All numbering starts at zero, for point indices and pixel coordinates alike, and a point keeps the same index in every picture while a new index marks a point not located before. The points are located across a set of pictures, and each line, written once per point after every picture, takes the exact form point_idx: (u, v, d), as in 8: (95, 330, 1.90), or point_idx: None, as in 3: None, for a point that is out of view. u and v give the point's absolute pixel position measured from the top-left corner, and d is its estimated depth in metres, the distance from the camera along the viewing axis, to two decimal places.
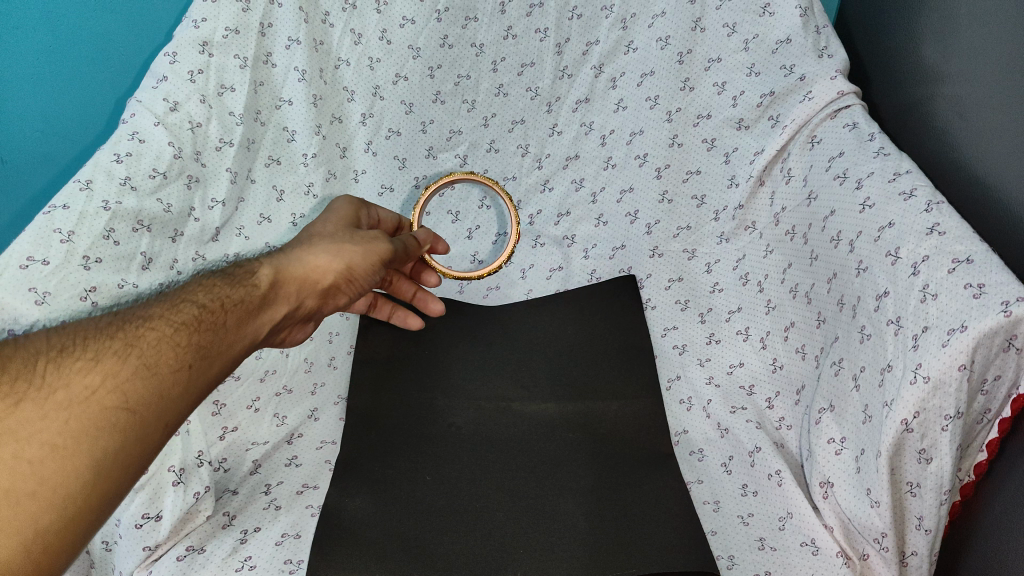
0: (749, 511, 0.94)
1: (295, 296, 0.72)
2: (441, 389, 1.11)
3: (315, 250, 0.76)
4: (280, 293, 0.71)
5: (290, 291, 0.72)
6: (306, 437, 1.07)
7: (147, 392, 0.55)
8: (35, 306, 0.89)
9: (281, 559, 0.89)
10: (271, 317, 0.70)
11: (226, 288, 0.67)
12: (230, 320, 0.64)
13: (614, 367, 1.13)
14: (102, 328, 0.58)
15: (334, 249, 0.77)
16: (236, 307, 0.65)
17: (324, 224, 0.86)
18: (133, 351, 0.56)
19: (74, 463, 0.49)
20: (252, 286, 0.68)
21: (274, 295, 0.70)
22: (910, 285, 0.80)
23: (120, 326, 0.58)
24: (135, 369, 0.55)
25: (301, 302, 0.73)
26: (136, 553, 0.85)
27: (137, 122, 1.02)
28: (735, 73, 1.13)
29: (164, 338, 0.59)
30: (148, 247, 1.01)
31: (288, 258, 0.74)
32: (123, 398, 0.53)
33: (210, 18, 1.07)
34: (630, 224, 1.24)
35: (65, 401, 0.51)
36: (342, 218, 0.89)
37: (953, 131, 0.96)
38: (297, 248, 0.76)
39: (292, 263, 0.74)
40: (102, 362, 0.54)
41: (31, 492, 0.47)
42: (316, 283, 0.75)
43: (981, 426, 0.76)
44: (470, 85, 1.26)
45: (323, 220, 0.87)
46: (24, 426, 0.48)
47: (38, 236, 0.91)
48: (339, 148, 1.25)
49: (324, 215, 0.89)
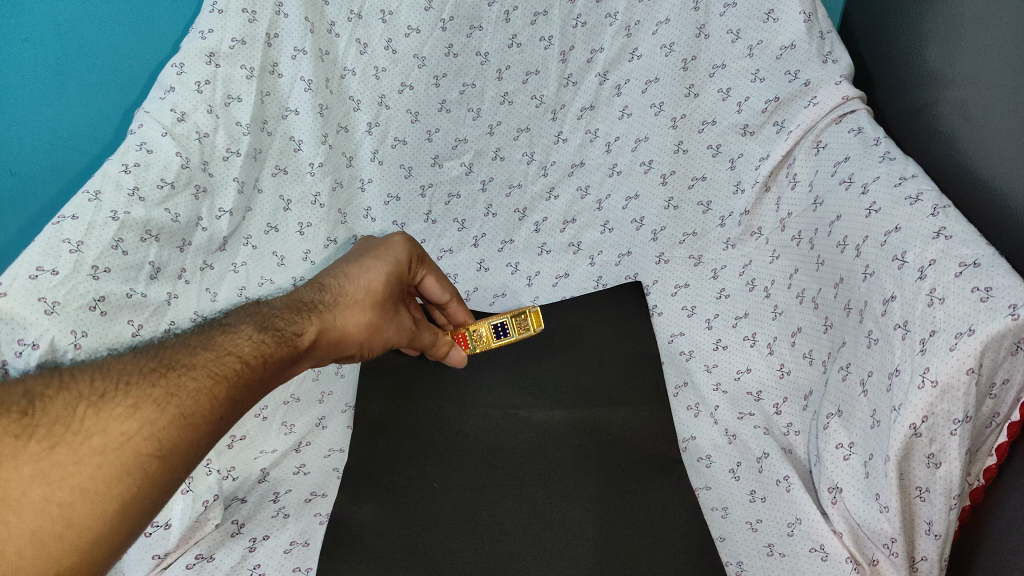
0: (758, 518, 0.94)
1: (322, 354, 0.74)
2: (450, 397, 1.10)
3: (360, 313, 0.76)
4: (313, 351, 0.73)
5: (321, 349, 0.74)
6: (314, 445, 1.06)
7: (181, 441, 0.58)
8: (46, 315, 0.88)
9: (290, 567, 0.91)
10: (297, 368, 0.72)
11: (270, 339, 0.67)
12: (266, 375, 0.66)
13: (619, 373, 1.13)
14: (146, 372, 0.60)
15: (375, 316, 0.78)
16: (275, 362, 0.67)
17: (376, 267, 0.80)
18: (171, 403, 0.59)
19: (102, 507, 0.53)
20: (294, 345, 0.69)
21: (310, 352, 0.72)
22: (917, 289, 0.79)
23: (164, 373, 0.61)
24: (173, 418, 0.58)
25: (324, 358, 0.75)
26: (145, 562, 0.86)
27: (146, 132, 1.02)
28: (739, 79, 1.14)
29: (203, 390, 0.61)
30: (156, 256, 1.02)
31: (331, 315, 0.74)
32: (156, 446, 0.56)
33: (217, 30, 1.08)
34: (636, 230, 1.25)
35: (100, 447, 0.54)
36: (399, 263, 0.83)
37: (958, 135, 0.96)
38: (343, 304, 0.75)
39: (334, 322, 0.74)
40: (141, 410, 0.57)
41: (54, 535, 0.51)
42: (346, 345, 0.76)
43: (990, 431, 0.76)
44: (475, 93, 1.26)
45: (377, 260, 0.81)
46: (56, 470, 0.52)
47: (47, 246, 0.91)
48: (346, 158, 1.26)
49: (381, 252, 0.82)
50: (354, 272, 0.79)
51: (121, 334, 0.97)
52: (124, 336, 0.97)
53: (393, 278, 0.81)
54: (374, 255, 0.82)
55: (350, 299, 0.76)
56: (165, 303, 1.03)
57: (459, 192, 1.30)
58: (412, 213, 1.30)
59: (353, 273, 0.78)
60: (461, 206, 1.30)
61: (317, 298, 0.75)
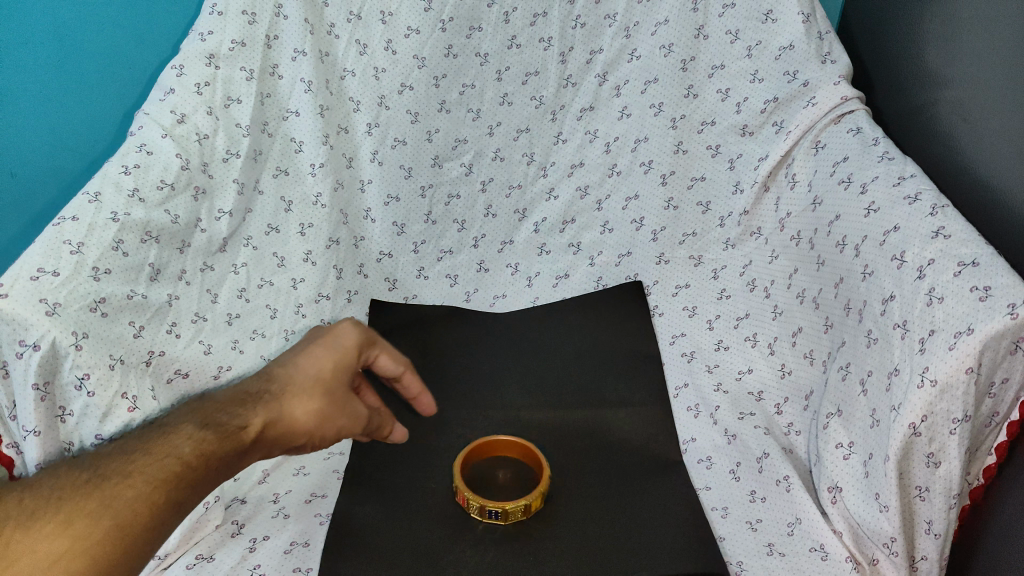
0: (757, 518, 0.92)
1: (270, 449, 0.70)
2: (451, 400, 1.13)
3: (307, 404, 0.71)
4: (258, 446, 0.69)
5: (267, 443, 0.70)
6: (315, 446, 1.05)
7: (116, 552, 0.56)
8: (48, 317, 0.80)
9: (291, 567, 0.86)
10: (242, 465, 0.68)
11: (212, 435, 0.66)
12: (205, 478, 0.64)
13: (617, 375, 1.17)
14: (77, 488, 0.59)
15: (326, 404, 0.72)
16: (215, 464, 0.64)
17: (323, 354, 0.75)
18: (103, 516, 0.57)
19: None
20: (235, 443, 0.66)
21: (253, 449, 0.68)
22: (916, 289, 0.80)
23: (97, 485, 0.59)
24: (105, 532, 0.56)
25: (273, 452, 0.71)
26: (145, 562, 0.84)
27: (145, 135, 1.01)
28: (738, 80, 1.15)
29: (138, 499, 0.59)
30: (156, 257, 0.98)
31: (276, 407, 0.70)
32: (87, 562, 0.55)
33: (216, 31, 1.08)
34: (636, 230, 1.28)
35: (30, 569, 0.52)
36: (351, 351, 0.77)
37: (956, 134, 0.96)
38: (288, 395, 0.71)
39: (280, 414, 0.70)
40: (72, 527, 0.56)
41: None
42: (296, 438, 0.71)
43: (989, 430, 0.76)
44: (474, 94, 1.26)
45: (328, 346, 0.76)
46: None
47: (47, 247, 0.85)
48: (346, 159, 1.25)
49: (332, 338, 0.77)
50: (302, 360, 0.74)
51: (123, 335, 0.91)
52: (126, 337, 0.91)
53: (344, 363, 0.76)
54: (323, 340, 0.76)
55: (295, 391, 0.72)
56: (165, 304, 0.99)
57: (459, 193, 1.31)
58: (412, 214, 1.30)
59: (299, 362, 0.74)
60: (460, 207, 1.32)
61: (263, 389, 0.71)
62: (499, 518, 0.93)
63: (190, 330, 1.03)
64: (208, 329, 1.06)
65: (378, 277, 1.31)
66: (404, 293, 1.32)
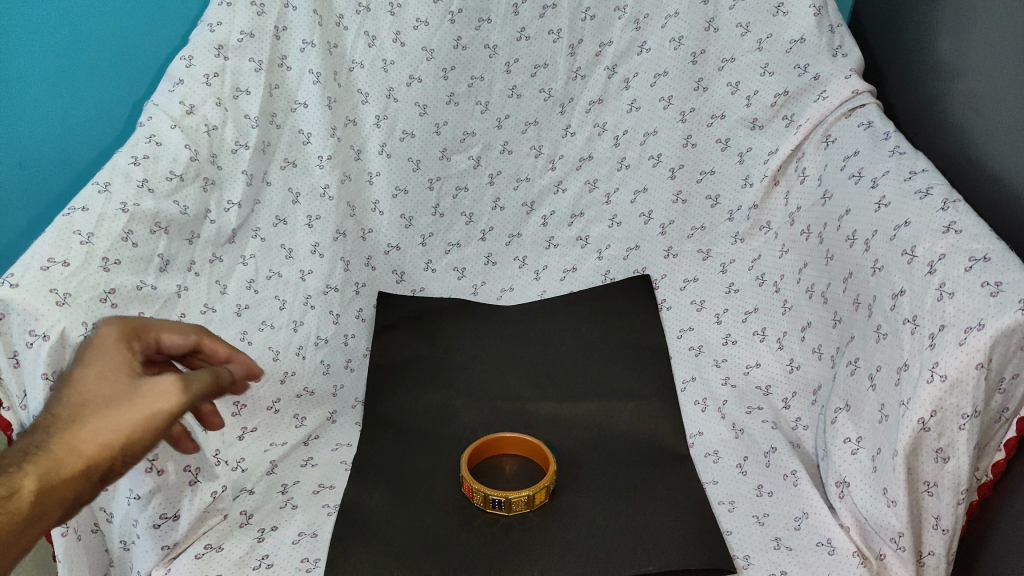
0: (765, 512, 0.91)
1: (84, 486, 0.56)
2: (458, 392, 1.14)
3: (99, 412, 0.58)
4: (54, 497, 0.54)
5: (67, 488, 0.55)
6: (323, 438, 1.06)
7: None
8: (58, 307, 0.78)
9: (298, 558, 0.86)
10: (33, 534, 0.52)
11: None
12: None
13: (626, 366, 1.18)
14: None
15: (128, 396, 0.59)
16: None
17: (87, 363, 0.62)
18: None
19: None
20: None
21: (36, 509, 0.53)
22: (926, 284, 0.79)
23: None
24: None
25: (83, 494, 0.56)
26: (154, 552, 0.84)
27: (154, 125, 1.03)
28: (748, 73, 1.17)
29: None
30: (165, 249, 0.97)
31: (37, 454, 0.55)
32: None
33: (225, 22, 1.10)
34: (644, 224, 1.27)
35: None
36: (112, 345, 0.64)
37: (968, 128, 0.96)
38: (71, 420, 0.58)
39: (53, 454, 0.55)
40: None
41: None
42: (116, 451, 0.58)
43: (1000, 425, 0.76)
44: (483, 86, 1.26)
45: (79, 360, 0.63)
46: None
47: (57, 238, 0.85)
48: (354, 151, 1.25)
49: (82, 350, 0.64)
50: (65, 386, 0.60)
51: None
52: None
53: (121, 358, 0.63)
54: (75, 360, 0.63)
55: (78, 415, 0.58)
56: (174, 295, 0.98)
57: (467, 185, 1.31)
58: (420, 207, 1.30)
59: (64, 388, 0.60)
60: (468, 200, 1.31)
61: None
62: (502, 508, 0.92)
63: (199, 321, 1.01)
64: (216, 319, 1.04)
65: (385, 269, 1.30)
66: (411, 286, 1.31)
